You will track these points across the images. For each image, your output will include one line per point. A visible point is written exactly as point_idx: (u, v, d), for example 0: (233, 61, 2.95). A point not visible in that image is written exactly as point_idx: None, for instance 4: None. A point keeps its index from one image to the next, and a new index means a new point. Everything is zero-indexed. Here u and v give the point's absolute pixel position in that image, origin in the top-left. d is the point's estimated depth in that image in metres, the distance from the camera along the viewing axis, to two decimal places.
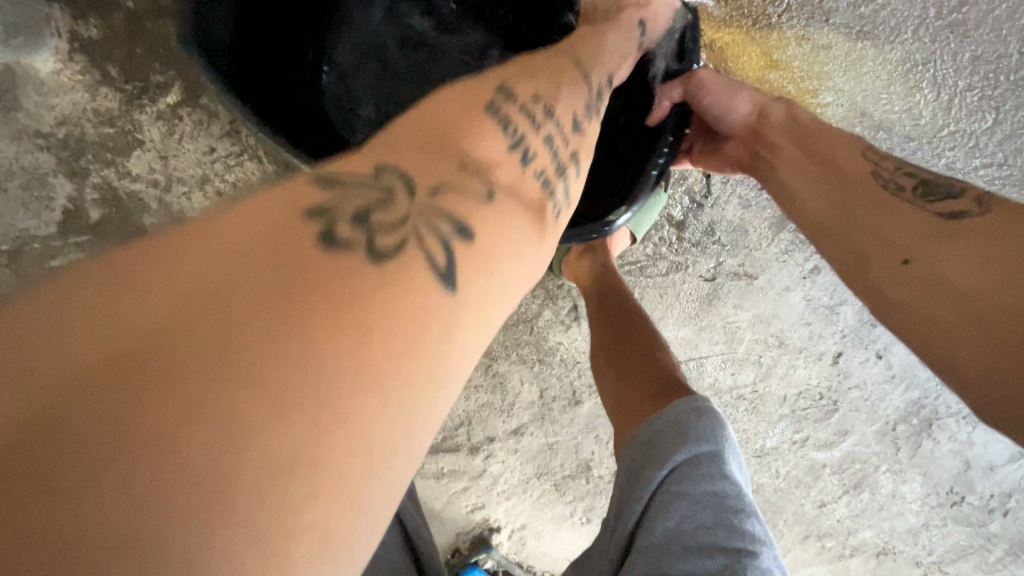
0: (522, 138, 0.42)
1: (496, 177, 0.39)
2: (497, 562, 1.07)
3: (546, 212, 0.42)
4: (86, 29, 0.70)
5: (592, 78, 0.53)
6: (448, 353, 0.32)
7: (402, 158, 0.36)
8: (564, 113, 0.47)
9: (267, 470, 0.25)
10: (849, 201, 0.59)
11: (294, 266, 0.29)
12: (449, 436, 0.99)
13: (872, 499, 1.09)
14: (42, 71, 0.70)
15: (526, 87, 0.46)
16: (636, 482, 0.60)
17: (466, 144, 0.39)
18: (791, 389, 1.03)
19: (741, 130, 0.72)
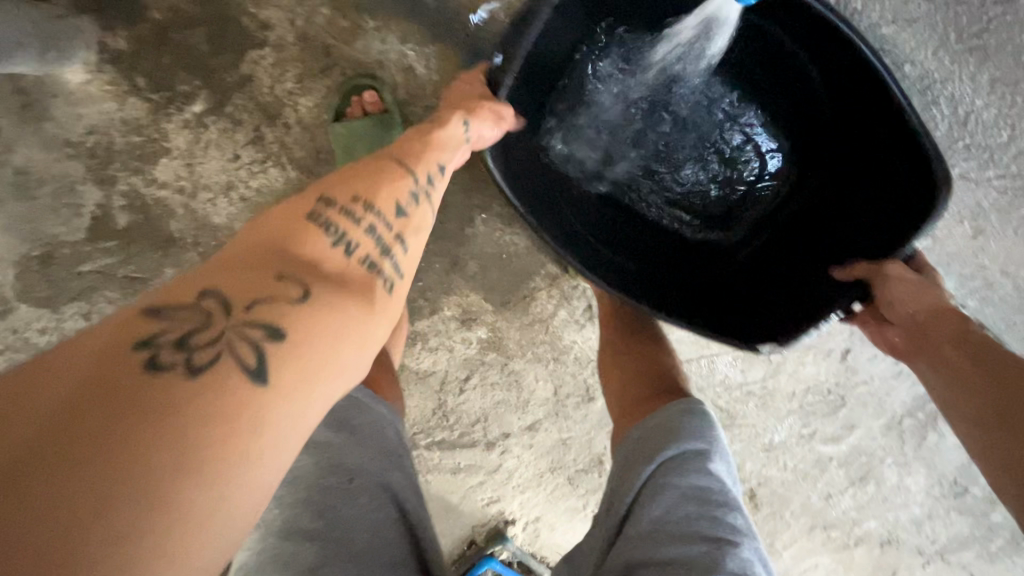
0: (351, 234, 0.46)
1: (321, 265, 0.43)
2: (513, 552, 1.07)
3: (378, 283, 0.46)
4: (117, 41, 0.72)
5: (442, 167, 0.57)
6: (280, 450, 0.37)
7: (240, 270, 0.40)
8: (386, 203, 0.50)
9: (213, 522, 0.34)
10: (925, 345, 0.59)
11: (189, 398, 0.34)
12: (466, 432, 1.01)
13: (877, 491, 1.12)
14: (73, 82, 0.72)
15: (376, 172, 0.51)
16: (626, 477, 0.62)
17: (291, 244, 0.43)
18: (800, 384, 1.05)
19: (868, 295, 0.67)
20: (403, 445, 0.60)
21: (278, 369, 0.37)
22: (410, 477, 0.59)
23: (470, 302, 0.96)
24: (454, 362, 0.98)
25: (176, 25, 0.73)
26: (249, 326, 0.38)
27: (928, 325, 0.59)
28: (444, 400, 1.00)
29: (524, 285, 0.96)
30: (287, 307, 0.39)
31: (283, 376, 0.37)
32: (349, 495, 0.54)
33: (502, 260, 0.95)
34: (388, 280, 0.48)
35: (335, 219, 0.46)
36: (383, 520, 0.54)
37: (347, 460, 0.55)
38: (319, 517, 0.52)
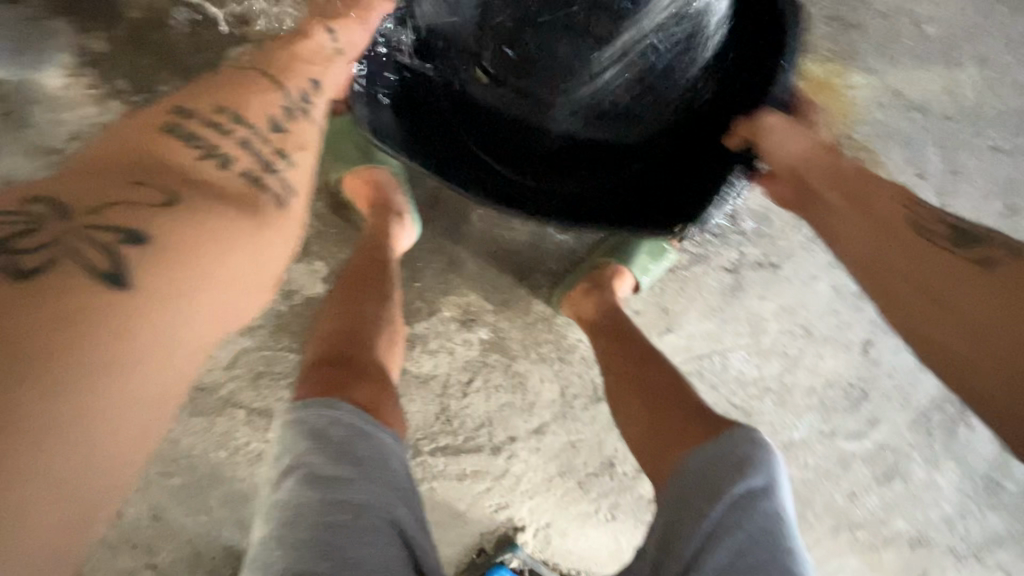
0: (208, 141, 0.52)
1: (169, 169, 0.49)
2: (523, 560, 1.02)
3: (286, 203, 0.54)
4: (98, 43, 0.74)
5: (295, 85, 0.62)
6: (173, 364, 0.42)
7: (74, 188, 0.44)
8: (259, 116, 0.56)
9: (108, 428, 0.38)
10: (888, 227, 0.63)
11: (49, 304, 0.38)
12: (470, 437, 0.97)
13: (905, 489, 1.06)
14: (53, 87, 0.73)
15: (241, 96, 0.57)
16: (686, 518, 0.55)
17: (152, 155, 0.49)
18: (819, 379, 1.01)
19: (784, 171, 0.73)
20: (411, 478, 0.57)
21: (147, 276, 0.42)
22: (415, 507, 0.55)
23: (470, 302, 0.93)
24: (455, 365, 0.95)
25: (158, 25, 0.75)
26: (102, 233, 0.42)
27: (805, 171, 0.72)
28: (447, 404, 0.96)
29: (525, 282, 0.94)
30: (204, 203, 0.47)
31: (156, 281, 0.42)
32: (359, 534, 0.50)
33: (501, 256, 0.93)
34: (277, 194, 0.53)
35: (195, 133, 0.52)
36: (394, 559, 0.51)
37: (356, 497, 0.51)
38: (325, 557, 0.48)
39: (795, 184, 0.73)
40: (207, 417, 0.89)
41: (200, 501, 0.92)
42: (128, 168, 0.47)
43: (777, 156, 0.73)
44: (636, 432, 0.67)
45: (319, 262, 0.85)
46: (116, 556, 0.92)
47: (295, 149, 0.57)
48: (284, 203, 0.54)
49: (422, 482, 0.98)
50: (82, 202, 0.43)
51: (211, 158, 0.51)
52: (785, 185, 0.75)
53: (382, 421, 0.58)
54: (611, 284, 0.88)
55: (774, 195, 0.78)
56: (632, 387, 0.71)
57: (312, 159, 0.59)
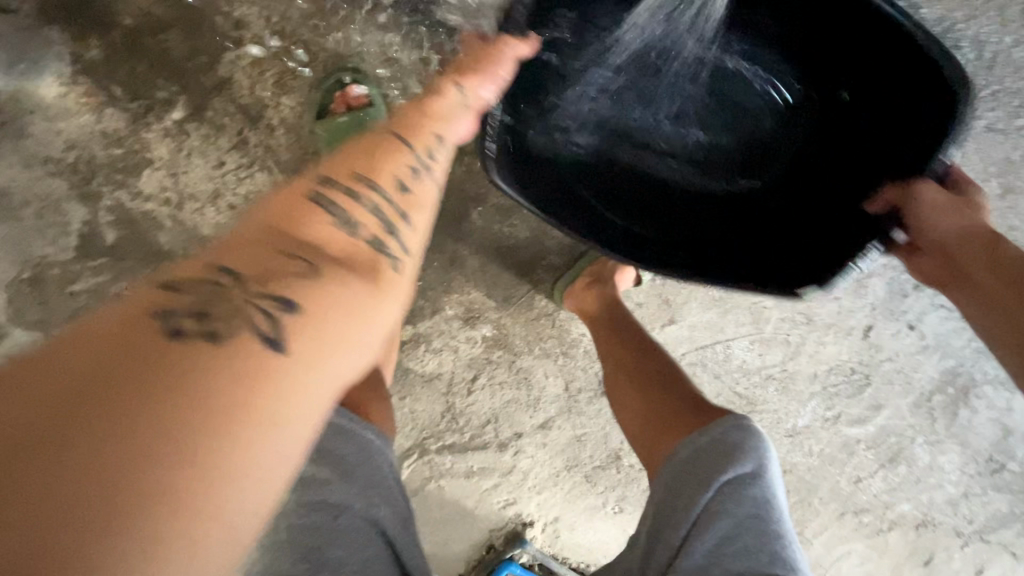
0: (375, 201, 0.46)
1: (330, 248, 0.42)
2: (533, 556, 1.02)
3: (385, 263, 0.44)
4: (91, 52, 0.74)
5: (445, 134, 0.57)
6: (241, 463, 0.32)
7: (231, 261, 0.38)
8: (388, 176, 0.49)
9: (109, 547, 0.28)
10: (1001, 297, 0.56)
11: (142, 373, 0.31)
12: (477, 434, 0.98)
13: (910, 472, 1.07)
14: (50, 97, 0.74)
15: (372, 151, 0.50)
16: (669, 507, 0.56)
17: (292, 231, 0.41)
18: (821, 365, 1.02)
19: (931, 251, 0.63)
20: (396, 476, 0.56)
21: (301, 341, 0.35)
22: (402, 507, 0.55)
23: (472, 299, 0.93)
24: (460, 362, 0.95)
25: (148, 31, 0.74)
26: (172, 315, 0.34)
27: (954, 249, 0.61)
28: (453, 403, 0.96)
29: (526, 278, 0.94)
30: (310, 270, 0.39)
31: (307, 347, 0.36)
32: (338, 533, 0.49)
33: (502, 252, 0.93)
34: (393, 259, 0.45)
35: (334, 202, 0.44)
36: (373, 558, 0.50)
37: (333, 496, 0.50)
38: (305, 557, 0.47)
39: (936, 259, 0.63)
40: None
41: None
42: (317, 210, 0.43)
43: (929, 234, 0.63)
44: (635, 422, 0.67)
45: None
46: None
47: (414, 211, 0.49)
48: (406, 277, 0.45)
49: (431, 480, 0.99)
50: (244, 273, 0.37)
51: (338, 224, 0.43)
52: (933, 261, 0.64)
53: (365, 418, 0.57)
54: (612, 278, 0.88)
55: (914, 269, 0.67)
56: (631, 378, 0.71)
57: (427, 222, 0.50)
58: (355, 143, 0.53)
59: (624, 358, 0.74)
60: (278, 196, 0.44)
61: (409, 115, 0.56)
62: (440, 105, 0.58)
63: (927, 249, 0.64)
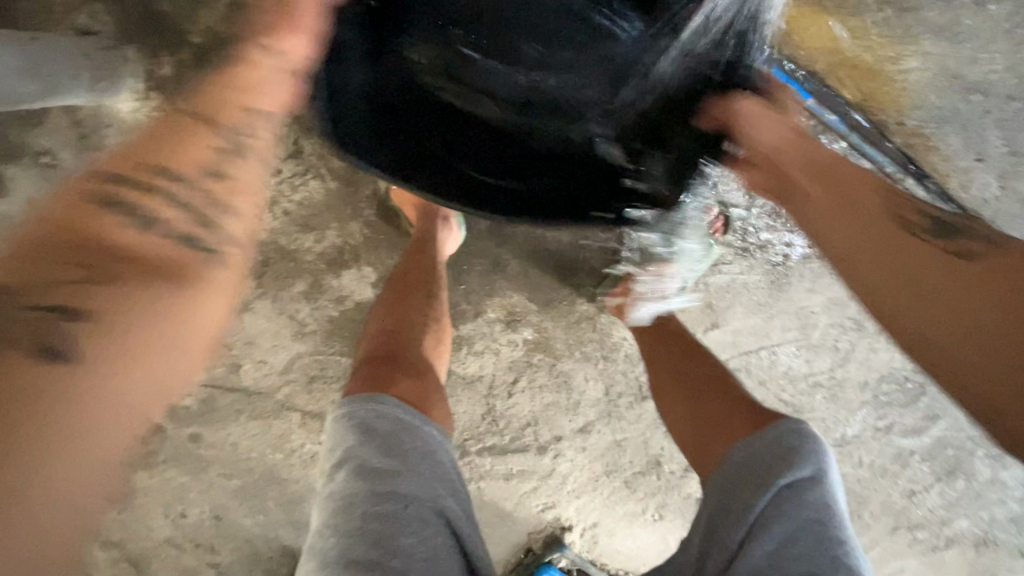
0: (154, 205, 0.45)
1: (142, 250, 0.44)
2: (572, 560, 1.03)
3: (198, 258, 0.46)
4: (161, 68, 0.79)
5: (260, 105, 0.55)
6: (55, 472, 0.36)
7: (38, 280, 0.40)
8: (201, 157, 0.49)
9: None
10: (858, 227, 0.55)
11: None
12: (516, 437, 0.98)
13: (968, 486, 1.02)
14: (124, 111, 0.79)
15: (176, 135, 0.50)
16: (730, 508, 0.55)
17: (100, 235, 0.43)
18: (872, 373, 0.98)
19: (760, 161, 0.65)
20: (456, 470, 0.58)
21: (88, 347, 0.39)
22: (462, 500, 0.56)
23: (514, 302, 0.94)
24: (501, 365, 0.96)
25: (214, 47, 0.79)
26: (34, 309, 0.39)
27: (784, 158, 0.63)
28: (493, 405, 0.97)
29: (567, 281, 0.94)
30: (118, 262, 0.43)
31: (99, 351, 0.39)
32: (405, 523, 0.50)
33: (543, 256, 0.94)
34: (205, 251, 0.46)
35: (116, 209, 0.44)
36: (440, 548, 0.51)
37: (402, 487, 0.52)
38: (375, 545, 0.49)
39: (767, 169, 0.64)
40: (263, 420, 0.90)
41: (259, 500, 0.92)
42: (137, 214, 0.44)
43: (753, 144, 0.64)
44: (688, 427, 0.66)
45: (368, 268, 0.88)
46: (182, 555, 0.92)
47: (227, 198, 0.50)
48: (225, 268, 0.47)
49: (471, 482, 0.99)
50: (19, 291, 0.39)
51: (137, 223, 0.44)
52: (759, 174, 0.65)
53: (426, 414, 0.59)
54: (655, 281, 0.88)
55: (747, 182, 0.68)
56: (681, 382, 0.70)
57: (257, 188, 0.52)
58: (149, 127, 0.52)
59: (673, 362, 0.74)
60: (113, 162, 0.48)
61: (207, 89, 0.54)
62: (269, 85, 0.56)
63: (755, 164, 0.65)
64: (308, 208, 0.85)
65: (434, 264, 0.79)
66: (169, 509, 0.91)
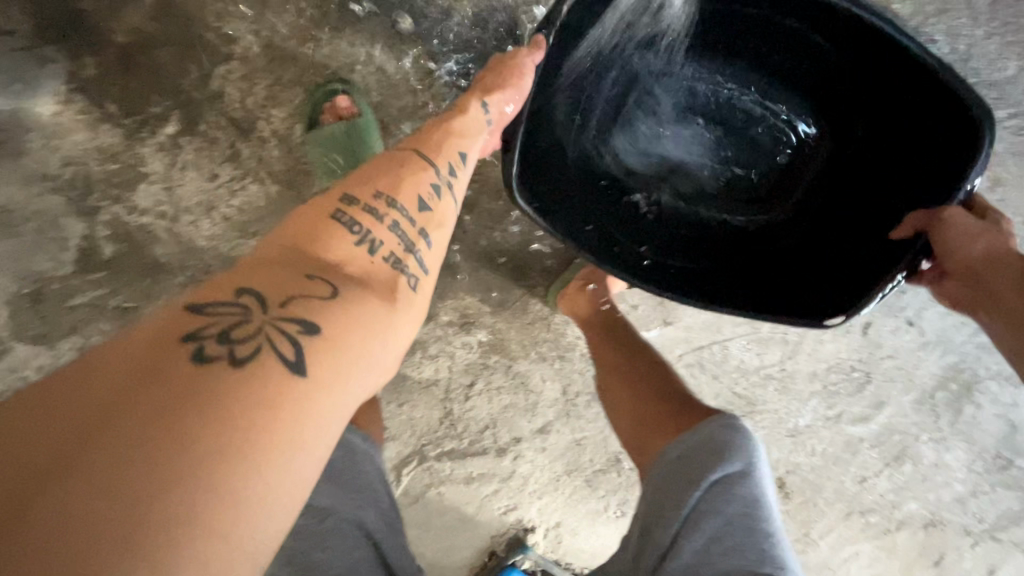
0: (384, 241, 0.52)
1: (349, 265, 0.49)
2: (535, 562, 1.02)
3: (401, 286, 0.51)
4: (85, 69, 0.76)
5: (472, 150, 0.63)
6: (264, 479, 0.37)
7: (255, 286, 0.43)
8: (412, 199, 0.55)
9: (179, 544, 0.33)
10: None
11: (100, 402, 0.36)
12: (476, 440, 0.97)
13: (915, 470, 1.05)
14: (46, 115, 0.76)
15: (397, 176, 0.55)
16: (653, 507, 0.56)
17: (313, 249, 0.48)
18: (820, 364, 1.01)
19: (957, 270, 0.63)
20: (385, 479, 0.57)
21: (318, 361, 0.42)
22: (391, 510, 0.56)
23: (467, 304, 0.93)
24: (457, 368, 0.95)
25: (141, 47, 0.76)
26: (280, 321, 0.42)
27: (974, 273, 0.62)
28: (450, 408, 0.96)
29: (520, 282, 0.94)
30: (312, 292, 0.44)
31: (324, 366, 0.42)
32: (320, 539, 0.51)
33: (495, 258, 0.93)
34: (411, 277, 0.52)
35: (356, 222, 0.51)
36: (359, 561, 0.51)
37: (319, 501, 0.52)
38: (289, 563, 0.49)
39: (967, 283, 0.63)
40: None
41: None
42: (302, 263, 0.47)
43: (950, 257, 0.63)
44: (621, 423, 0.68)
45: None
46: None
47: (439, 232, 0.57)
48: (416, 291, 0.52)
49: (430, 487, 0.98)
50: (219, 292, 0.43)
51: (360, 244, 0.50)
52: (940, 279, 0.67)
53: (352, 422, 0.58)
54: (603, 280, 0.88)
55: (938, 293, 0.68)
56: (615, 379, 0.72)
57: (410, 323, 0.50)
58: (384, 158, 0.58)
59: (615, 360, 0.74)
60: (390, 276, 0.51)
61: (393, 171, 0.56)
62: (467, 119, 0.63)
63: (947, 276, 0.66)
64: (248, 215, 0.80)
65: None
66: None
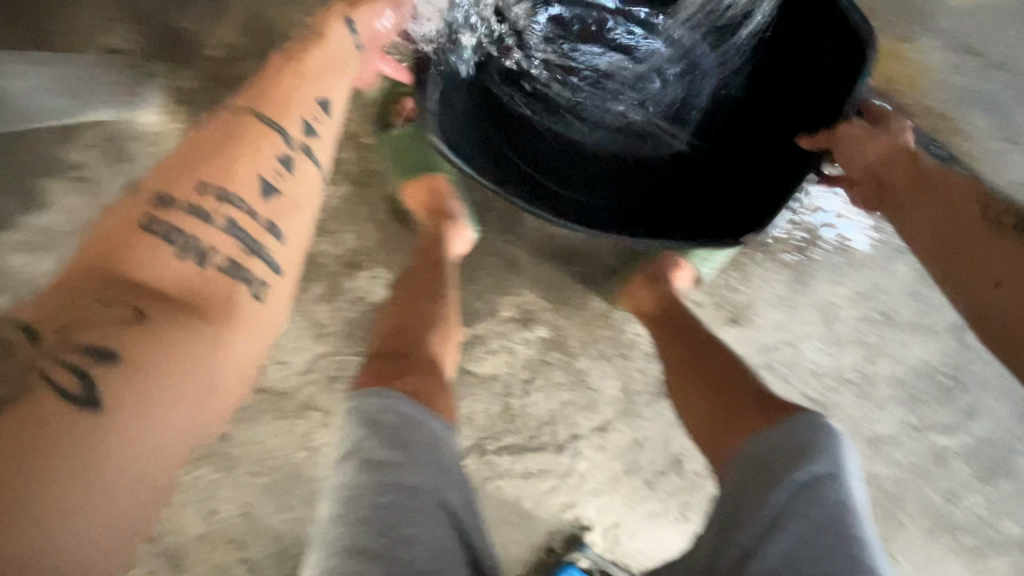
0: (207, 245, 0.52)
1: (201, 286, 0.51)
2: (593, 561, 0.99)
3: (243, 300, 0.53)
4: (185, 82, 0.84)
5: (261, 155, 0.57)
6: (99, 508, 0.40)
7: (80, 285, 0.46)
8: (247, 179, 0.56)
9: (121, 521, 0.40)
10: (951, 231, 0.64)
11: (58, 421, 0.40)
12: (534, 435, 0.98)
13: (1011, 486, 0.97)
14: (148, 124, 0.84)
15: (222, 152, 0.56)
16: (747, 503, 0.53)
17: (127, 267, 0.49)
18: (903, 368, 0.95)
19: (864, 175, 0.73)
20: (460, 464, 0.59)
21: (119, 391, 0.42)
22: (467, 494, 0.57)
23: (528, 301, 0.94)
24: (516, 364, 0.96)
25: (234, 62, 0.84)
26: (71, 356, 0.42)
27: (884, 177, 0.72)
28: (510, 403, 0.97)
29: (580, 278, 0.94)
30: (158, 305, 0.47)
31: (129, 393, 0.43)
32: (411, 514, 0.51)
33: (557, 254, 0.94)
34: (256, 288, 0.55)
35: (175, 226, 0.51)
36: (447, 540, 0.52)
37: (407, 479, 0.53)
38: (381, 535, 0.50)
39: (871, 184, 0.73)
40: (287, 420, 0.93)
41: (285, 499, 0.95)
42: (152, 205, 0.52)
43: (853, 162, 0.73)
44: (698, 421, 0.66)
45: (383, 269, 0.90)
46: (210, 554, 0.94)
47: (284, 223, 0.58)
48: (261, 302, 0.55)
49: (490, 481, 0.99)
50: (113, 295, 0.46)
51: (173, 252, 0.51)
52: (867, 188, 0.75)
53: (431, 408, 0.60)
54: (670, 275, 0.87)
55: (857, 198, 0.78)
56: (693, 375, 0.70)
57: (303, 217, 0.60)
58: (219, 122, 0.58)
59: (687, 357, 0.73)
60: (162, 172, 0.55)
61: (273, 84, 0.62)
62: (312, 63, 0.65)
63: (859, 182, 0.75)
64: (325, 213, 0.89)
65: (444, 265, 0.81)
66: (199, 507, 0.93)
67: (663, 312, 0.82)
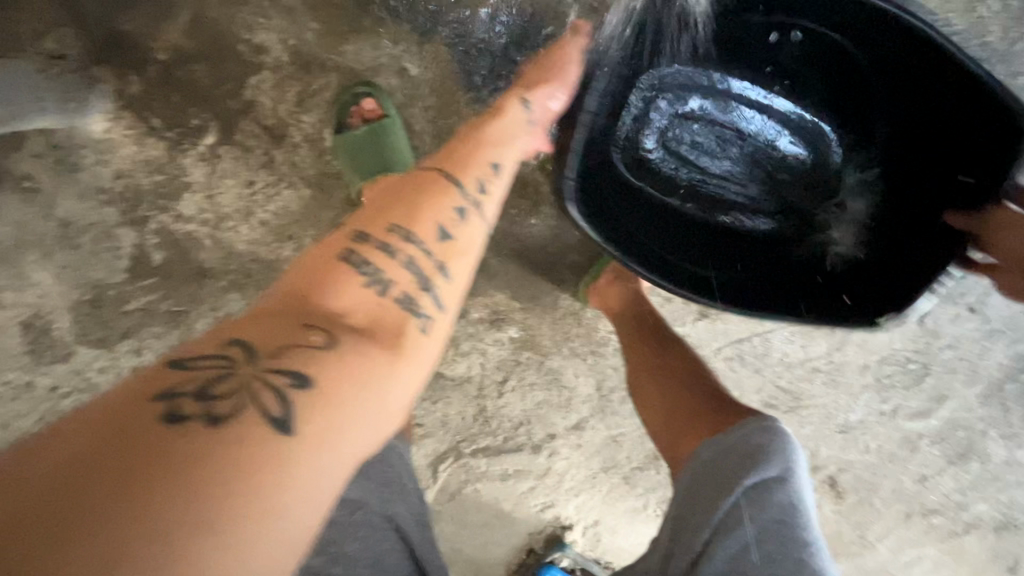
0: (289, 361, 0.43)
1: (255, 386, 0.42)
2: (574, 559, 1.00)
3: (310, 397, 0.43)
4: (130, 85, 0.80)
5: (367, 250, 0.53)
6: None
7: (145, 392, 0.40)
8: (346, 284, 0.51)
9: None
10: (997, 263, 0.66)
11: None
12: (510, 436, 0.97)
13: (983, 469, 0.98)
14: (96, 132, 0.81)
15: (320, 260, 0.53)
16: (695, 508, 0.54)
17: (218, 371, 0.42)
18: (872, 356, 0.96)
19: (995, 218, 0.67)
20: (410, 471, 0.60)
21: (199, 502, 0.35)
22: (417, 500, 0.60)
23: (498, 301, 0.93)
24: (489, 365, 0.95)
25: (179, 62, 0.80)
26: (170, 434, 0.37)
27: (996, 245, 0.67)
28: (484, 405, 0.96)
29: (550, 276, 0.93)
30: (255, 406, 0.41)
31: (202, 508, 0.35)
32: None
33: (526, 253, 0.93)
34: (310, 387, 0.43)
35: (268, 330, 0.45)
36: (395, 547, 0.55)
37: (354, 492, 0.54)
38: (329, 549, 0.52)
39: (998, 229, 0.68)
40: None
41: None
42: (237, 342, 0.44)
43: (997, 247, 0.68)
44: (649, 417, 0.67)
45: None
46: None
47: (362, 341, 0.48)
48: (330, 399, 0.44)
49: (467, 483, 0.98)
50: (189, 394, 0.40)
51: (252, 357, 0.43)
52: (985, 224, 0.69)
53: None
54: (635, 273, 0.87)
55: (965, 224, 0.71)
56: (650, 373, 0.70)
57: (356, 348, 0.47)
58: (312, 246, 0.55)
59: (644, 354, 0.73)
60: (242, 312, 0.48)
61: (472, 144, 0.65)
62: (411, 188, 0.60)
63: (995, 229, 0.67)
64: (284, 217, 0.84)
65: None
66: None
67: (623, 309, 0.83)
